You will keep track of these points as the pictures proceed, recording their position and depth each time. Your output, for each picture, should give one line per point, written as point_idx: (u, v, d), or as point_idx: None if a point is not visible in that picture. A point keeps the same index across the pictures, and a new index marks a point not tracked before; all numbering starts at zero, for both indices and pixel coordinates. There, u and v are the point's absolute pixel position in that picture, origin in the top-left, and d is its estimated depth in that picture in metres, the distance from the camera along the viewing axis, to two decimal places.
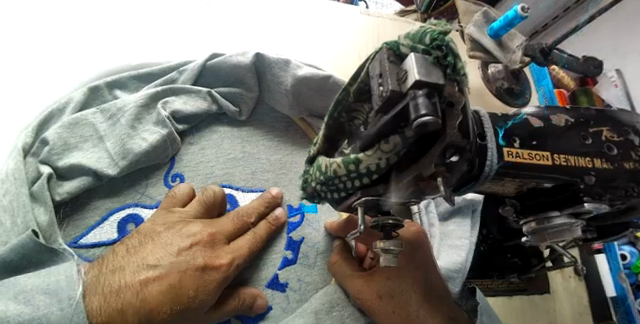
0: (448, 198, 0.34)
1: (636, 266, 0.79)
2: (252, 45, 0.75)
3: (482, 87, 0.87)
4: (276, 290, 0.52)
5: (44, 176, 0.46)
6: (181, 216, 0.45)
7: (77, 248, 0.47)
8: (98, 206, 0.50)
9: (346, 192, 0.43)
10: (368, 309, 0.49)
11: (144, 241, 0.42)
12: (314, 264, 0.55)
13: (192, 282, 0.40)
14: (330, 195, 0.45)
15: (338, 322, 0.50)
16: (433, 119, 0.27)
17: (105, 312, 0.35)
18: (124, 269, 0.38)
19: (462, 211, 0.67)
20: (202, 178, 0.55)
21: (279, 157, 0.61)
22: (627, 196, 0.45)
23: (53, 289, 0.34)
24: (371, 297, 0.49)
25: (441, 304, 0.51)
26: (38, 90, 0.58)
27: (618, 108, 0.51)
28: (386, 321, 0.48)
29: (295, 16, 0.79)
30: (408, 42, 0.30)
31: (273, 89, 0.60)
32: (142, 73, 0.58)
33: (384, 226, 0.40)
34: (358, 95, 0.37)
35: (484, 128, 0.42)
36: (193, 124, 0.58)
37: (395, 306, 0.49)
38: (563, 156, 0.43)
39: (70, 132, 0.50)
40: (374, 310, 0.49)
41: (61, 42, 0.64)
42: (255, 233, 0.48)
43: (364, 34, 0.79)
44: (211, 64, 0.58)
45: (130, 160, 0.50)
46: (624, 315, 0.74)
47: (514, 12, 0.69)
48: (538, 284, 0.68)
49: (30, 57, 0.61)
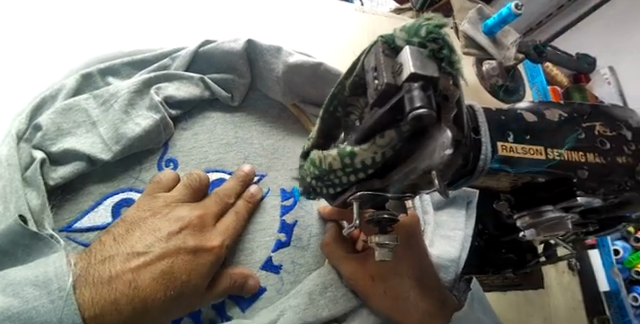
0: (443, 192, 0.32)
1: (629, 261, 0.80)
2: (244, 31, 0.76)
3: (477, 83, 0.85)
4: (270, 271, 0.51)
5: (38, 161, 0.45)
6: (166, 200, 0.44)
7: (71, 232, 0.46)
8: (92, 191, 0.49)
9: (341, 187, 0.43)
10: (361, 290, 0.49)
11: (132, 228, 0.41)
12: (307, 247, 0.54)
13: (184, 266, 0.40)
14: (326, 190, 0.46)
15: (332, 303, 0.49)
16: (427, 111, 0.26)
17: (99, 303, 0.34)
18: (114, 258, 0.37)
19: (457, 202, 0.66)
20: (196, 163, 0.55)
21: (272, 142, 0.60)
22: (619, 190, 0.46)
23: (42, 281, 0.32)
24: (365, 277, 0.49)
25: (433, 288, 0.52)
26: (34, 77, 0.58)
27: (610, 103, 0.51)
28: (378, 302, 0.49)
29: (288, 7, 0.81)
30: (403, 36, 0.30)
31: (265, 76, 0.61)
32: (136, 59, 0.58)
33: (379, 220, 0.39)
34: (353, 89, 0.36)
35: (478, 123, 0.39)
36: (185, 109, 0.57)
37: (385, 287, 0.49)
38: (556, 150, 0.43)
39: (63, 117, 0.49)
40: (367, 292, 0.49)
41: (51, 28, 0.64)
42: (237, 212, 0.49)
43: (359, 30, 0.82)
44: (204, 51, 0.59)
45: (123, 144, 0.50)
46: (617, 309, 0.74)
47: (508, 9, 0.72)
48: (532, 279, 0.66)
49: (24, 47, 0.60)
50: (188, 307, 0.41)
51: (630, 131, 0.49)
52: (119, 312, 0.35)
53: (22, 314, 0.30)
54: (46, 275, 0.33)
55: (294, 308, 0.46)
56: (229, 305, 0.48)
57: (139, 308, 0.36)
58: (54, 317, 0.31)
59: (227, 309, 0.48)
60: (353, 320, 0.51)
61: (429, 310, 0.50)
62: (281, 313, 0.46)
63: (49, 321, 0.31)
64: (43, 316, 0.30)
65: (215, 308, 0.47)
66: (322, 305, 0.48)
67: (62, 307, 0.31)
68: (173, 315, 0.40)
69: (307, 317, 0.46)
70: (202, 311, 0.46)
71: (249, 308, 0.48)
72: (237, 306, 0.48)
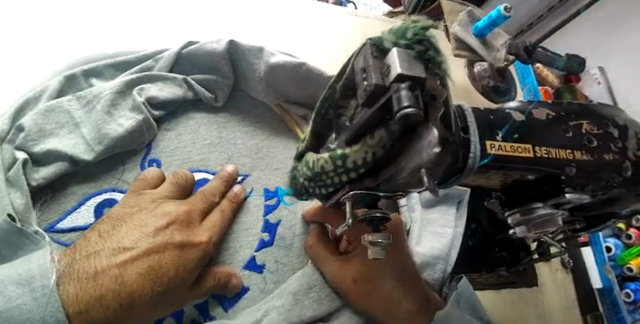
0: (433, 189, 0.33)
1: (621, 258, 0.79)
2: (227, 32, 0.78)
3: (469, 85, 0.86)
4: (253, 271, 0.52)
5: (20, 161, 0.46)
6: (152, 197, 0.46)
7: (54, 232, 0.47)
8: (75, 191, 0.50)
9: (334, 187, 0.42)
10: (345, 292, 0.50)
11: (117, 224, 0.42)
12: (291, 246, 0.56)
13: (171, 261, 0.41)
14: (318, 191, 0.45)
15: (316, 303, 0.50)
16: (415, 110, 0.26)
17: (84, 299, 0.34)
18: (99, 254, 0.38)
19: (448, 200, 0.66)
20: (179, 162, 0.56)
21: (256, 142, 0.62)
22: (607, 187, 0.46)
23: (26, 278, 0.33)
24: (348, 282, 0.49)
25: (415, 286, 0.52)
26: (19, 81, 0.60)
27: (598, 102, 0.52)
28: (364, 305, 0.50)
29: (277, 14, 0.83)
30: (390, 38, 0.30)
31: (248, 76, 0.62)
32: (119, 61, 0.60)
33: (372, 219, 0.39)
34: (344, 91, 0.36)
35: (467, 122, 0.40)
36: (169, 110, 0.59)
37: (370, 289, 0.49)
38: (544, 149, 0.43)
39: (45, 119, 0.51)
40: (350, 293, 0.50)
41: (37, 33, 0.66)
42: (223, 210, 0.50)
43: (352, 33, 0.85)
44: (186, 52, 0.60)
45: (106, 145, 0.51)
46: (611, 306, 0.75)
47: (497, 11, 0.73)
48: (526, 277, 0.67)
49: (14, 48, 0.63)
50: (174, 304, 0.42)
51: (617, 129, 0.49)
52: (105, 308, 0.36)
53: (4, 312, 0.31)
54: (30, 273, 0.34)
55: (278, 309, 0.47)
56: (212, 305, 0.49)
57: (125, 304, 0.37)
58: (37, 315, 0.32)
59: (210, 309, 0.49)
60: (337, 319, 0.51)
61: (414, 308, 0.51)
62: (265, 314, 0.47)
63: (32, 319, 0.31)
64: (25, 314, 0.31)
65: (197, 309, 0.48)
66: (306, 306, 0.49)
67: (45, 304, 0.32)
68: (160, 312, 0.40)
69: (292, 317, 0.47)
70: (184, 311, 0.47)
71: (232, 307, 0.49)
72: (220, 307, 0.49)
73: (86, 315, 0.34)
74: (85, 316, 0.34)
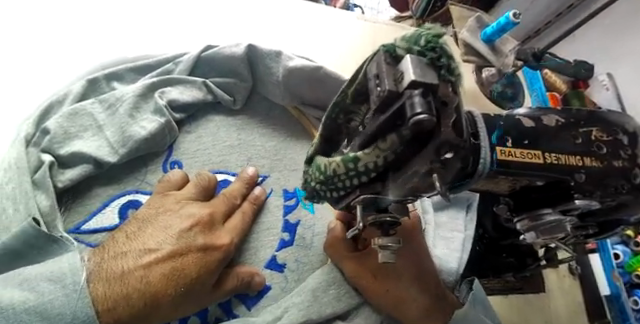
0: (444, 194, 0.34)
1: (629, 265, 0.88)
2: (245, 36, 0.80)
3: (475, 90, 0.84)
4: (274, 270, 0.53)
5: (46, 164, 0.47)
6: (176, 198, 0.47)
7: (79, 234, 0.48)
8: (99, 194, 0.51)
9: (345, 191, 0.42)
10: (364, 289, 0.51)
11: (144, 226, 0.43)
12: (310, 245, 0.57)
13: (194, 263, 0.42)
14: (329, 194, 0.45)
15: (335, 300, 0.50)
16: (428, 117, 0.26)
17: (112, 297, 0.35)
18: (126, 255, 0.39)
19: (457, 204, 0.65)
20: (200, 165, 0.58)
21: (274, 144, 0.63)
22: (616, 193, 0.46)
23: (57, 276, 0.35)
24: (368, 276, 0.50)
25: (431, 284, 0.53)
26: (37, 86, 0.61)
27: (607, 108, 0.51)
28: (378, 301, 0.51)
29: (292, 18, 0.84)
30: (403, 45, 0.30)
31: (265, 80, 0.63)
32: (138, 65, 0.61)
33: (382, 223, 0.42)
34: (355, 96, 0.37)
35: (477, 128, 0.40)
36: (189, 112, 0.60)
37: (389, 285, 0.51)
38: (554, 155, 0.43)
39: (70, 122, 0.52)
40: (371, 291, 0.50)
41: (55, 36, 0.67)
42: (244, 211, 0.51)
43: (359, 36, 0.86)
44: (205, 56, 0.61)
45: (129, 147, 0.52)
46: (618, 313, 0.81)
47: (507, 18, 0.73)
48: (534, 283, 0.68)
49: (32, 50, 0.64)
50: (196, 306, 0.42)
51: (627, 136, 0.49)
52: (131, 307, 0.36)
53: (38, 306, 0.33)
54: (61, 271, 0.35)
55: (297, 305, 0.47)
56: (235, 303, 0.50)
57: (150, 303, 0.38)
58: (68, 310, 0.33)
59: (233, 307, 0.50)
60: (354, 318, 0.52)
61: (427, 306, 0.52)
62: (285, 310, 0.47)
63: (63, 314, 0.33)
64: (57, 309, 0.33)
65: (221, 307, 0.49)
66: (326, 302, 0.49)
67: (76, 300, 0.34)
68: (182, 312, 0.41)
69: (311, 314, 0.47)
70: (208, 310, 0.48)
71: (255, 306, 0.50)
72: (243, 305, 0.50)
73: (114, 313, 0.35)
74: (113, 315, 0.35)
